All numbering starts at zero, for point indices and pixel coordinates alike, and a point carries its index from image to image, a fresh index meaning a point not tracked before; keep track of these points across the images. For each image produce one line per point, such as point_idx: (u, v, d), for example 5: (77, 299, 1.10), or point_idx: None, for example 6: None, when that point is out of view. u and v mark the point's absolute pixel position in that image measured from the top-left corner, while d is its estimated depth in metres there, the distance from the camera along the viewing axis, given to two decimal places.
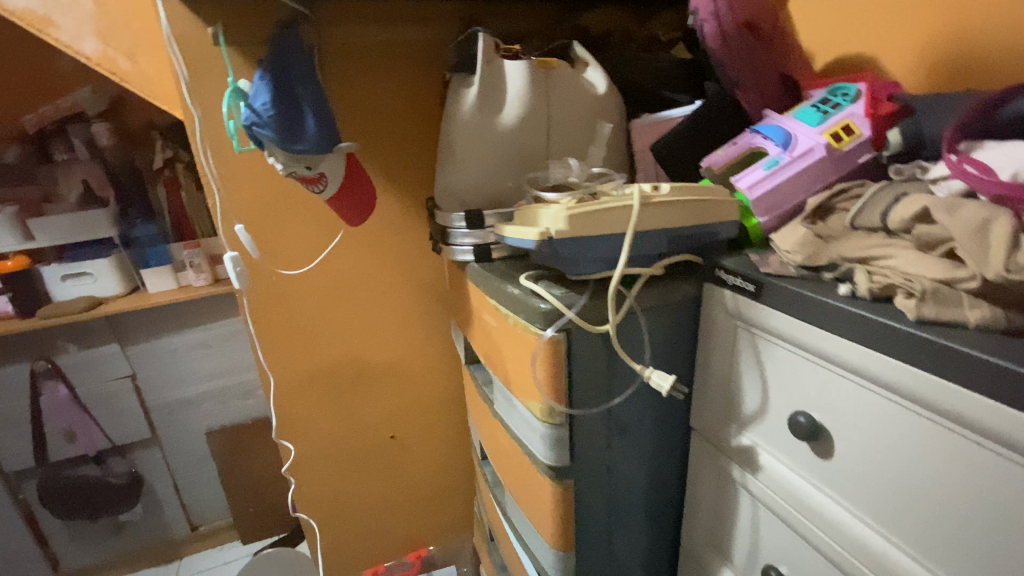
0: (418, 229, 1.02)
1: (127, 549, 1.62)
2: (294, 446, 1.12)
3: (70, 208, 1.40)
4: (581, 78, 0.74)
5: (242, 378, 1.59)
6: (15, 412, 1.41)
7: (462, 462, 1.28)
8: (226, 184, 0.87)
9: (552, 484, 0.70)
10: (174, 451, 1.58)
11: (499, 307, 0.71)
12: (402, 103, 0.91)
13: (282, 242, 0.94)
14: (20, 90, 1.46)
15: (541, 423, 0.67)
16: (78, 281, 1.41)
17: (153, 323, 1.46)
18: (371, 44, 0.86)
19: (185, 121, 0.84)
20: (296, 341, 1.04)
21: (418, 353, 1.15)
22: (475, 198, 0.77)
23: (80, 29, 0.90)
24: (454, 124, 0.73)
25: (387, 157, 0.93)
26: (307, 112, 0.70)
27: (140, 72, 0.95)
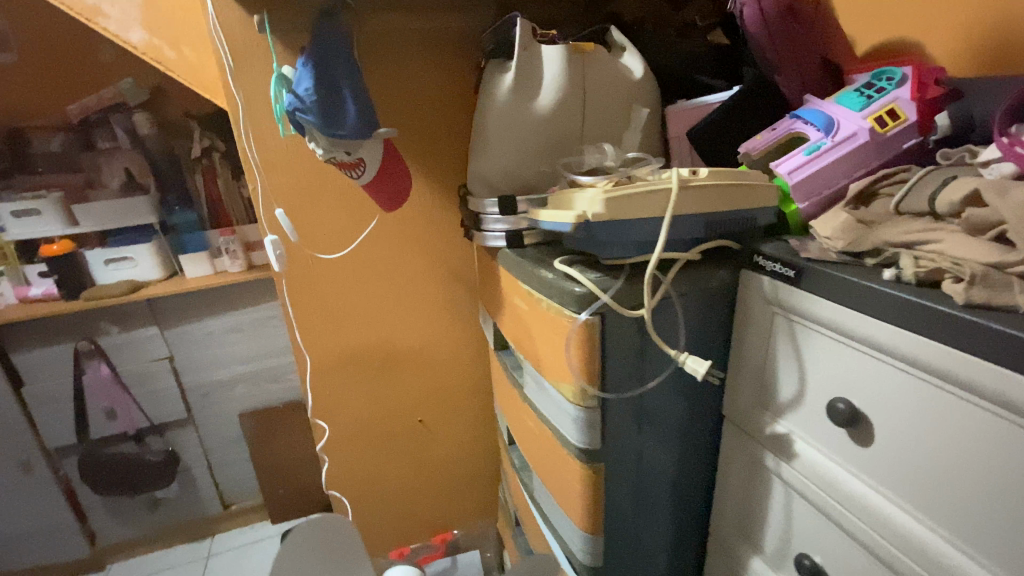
0: (449, 217, 1.03)
1: (163, 524, 1.68)
2: (326, 426, 1.15)
3: (111, 194, 1.49)
4: (617, 63, 0.73)
5: (273, 362, 1.63)
6: (59, 390, 1.47)
7: (487, 449, 1.30)
8: (267, 170, 0.90)
9: (582, 467, 0.71)
10: (207, 432, 1.64)
11: (531, 291, 0.72)
12: (437, 89, 0.92)
13: (318, 228, 0.97)
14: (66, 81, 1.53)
15: (573, 405, 0.67)
16: (120, 265, 1.46)
17: (189, 307, 1.51)
18: (407, 30, 0.87)
19: (228, 108, 0.86)
20: (328, 324, 1.06)
21: (446, 339, 1.17)
22: (508, 184, 0.78)
23: (127, 18, 0.93)
24: (489, 109, 0.74)
25: (420, 144, 0.95)
26: (347, 97, 0.72)
27: (184, 61, 0.97)
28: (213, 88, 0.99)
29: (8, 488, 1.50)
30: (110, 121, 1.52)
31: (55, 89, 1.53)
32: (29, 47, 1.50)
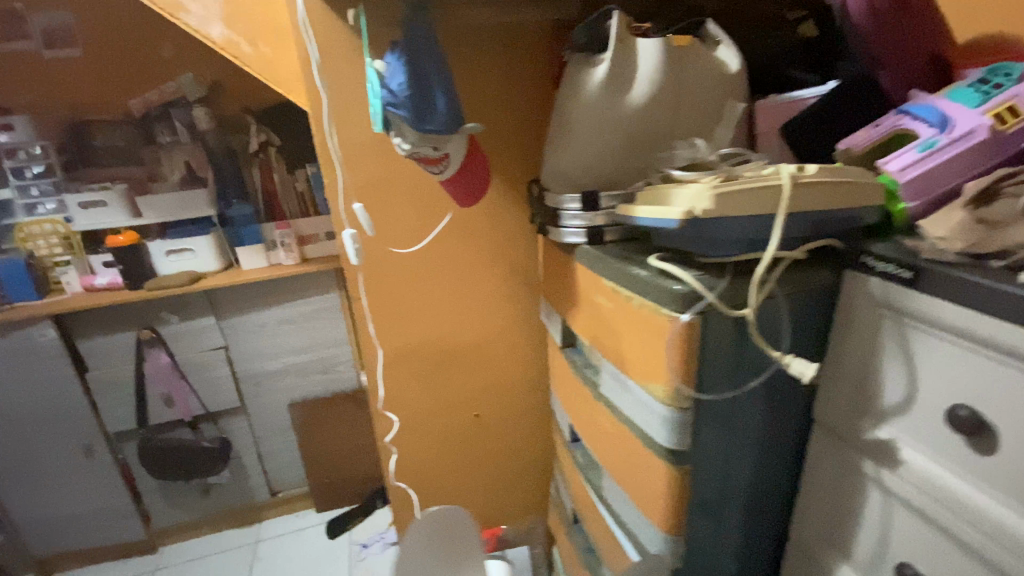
0: (515, 212, 1.03)
1: (214, 509, 1.73)
2: (396, 419, 1.17)
3: (172, 186, 1.53)
4: (712, 55, 0.72)
5: (322, 353, 1.66)
6: (121, 376, 1.51)
7: (539, 446, 1.30)
8: (345, 163, 0.91)
9: (668, 467, 0.70)
10: (258, 421, 1.67)
11: (617, 287, 0.70)
12: (514, 83, 0.90)
13: (389, 222, 0.97)
14: (130, 76, 1.58)
15: (665, 405, 0.66)
16: (180, 256, 1.50)
17: (245, 298, 1.54)
18: (489, 24, 0.85)
19: (309, 102, 0.87)
20: (393, 318, 1.07)
21: (505, 335, 1.16)
22: (589, 179, 0.77)
23: (208, 15, 0.95)
24: (576, 102, 0.72)
25: (494, 138, 0.93)
26: (438, 91, 0.72)
27: (260, 56, 0.99)
28: (288, 84, 1.00)
29: (72, 469, 1.56)
30: (170, 116, 1.55)
31: (118, 84, 1.58)
32: (95, 43, 1.54)
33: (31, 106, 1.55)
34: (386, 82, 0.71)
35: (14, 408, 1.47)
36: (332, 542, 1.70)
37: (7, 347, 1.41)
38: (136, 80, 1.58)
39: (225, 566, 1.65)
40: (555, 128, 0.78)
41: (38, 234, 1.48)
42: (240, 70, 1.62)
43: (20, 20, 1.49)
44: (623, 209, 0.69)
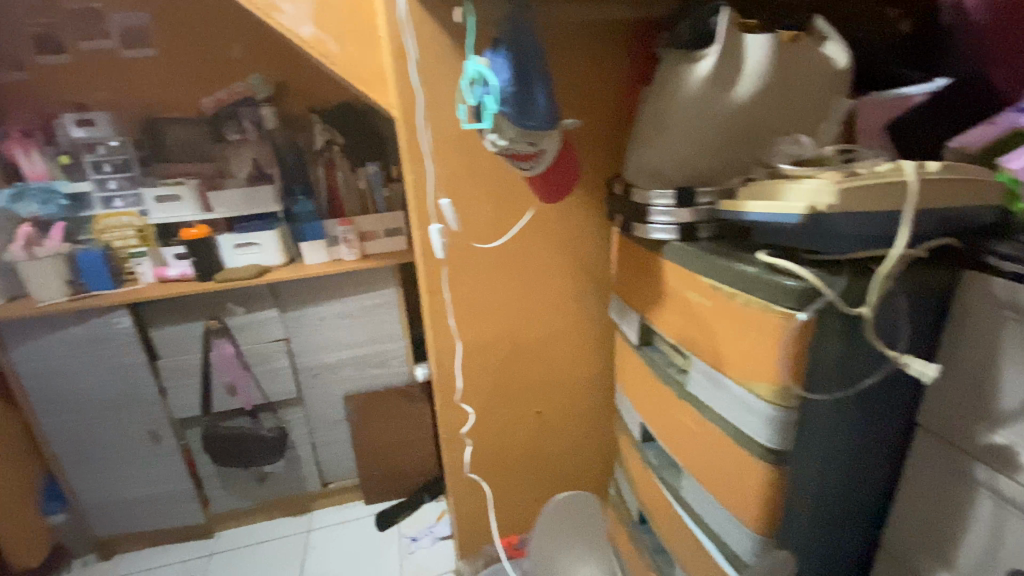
0: (589, 210, 1.03)
1: (268, 497, 1.77)
2: (471, 410, 1.16)
3: (240, 183, 1.60)
4: (823, 53, 0.73)
5: (378, 347, 1.69)
6: (187, 364, 1.56)
7: (600, 445, 1.29)
8: (437, 157, 0.94)
9: (764, 466, 0.70)
10: (314, 411, 1.71)
11: (718, 285, 0.70)
12: (605, 79, 0.91)
13: (472, 217, 0.99)
14: (202, 76, 1.64)
15: (769, 404, 0.66)
16: (247, 250, 1.55)
17: (307, 292, 1.59)
18: (586, 19, 0.86)
19: (402, 98, 0.90)
20: (464, 312, 1.07)
21: (571, 333, 1.15)
22: (681, 175, 0.79)
23: (300, 15, 0.99)
24: (677, 97, 0.73)
25: (580, 133, 0.94)
26: (538, 88, 0.73)
27: (346, 56, 1.02)
28: (370, 83, 1.03)
29: (139, 454, 1.62)
30: (239, 114, 1.61)
31: (191, 83, 1.64)
32: (169, 43, 1.60)
33: (108, 104, 1.62)
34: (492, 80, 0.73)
35: (88, 392, 1.53)
36: (382, 534, 1.74)
37: (84, 334, 1.47)
38: (207, 79, 1.65)
39: (280, 553, 1.70)
40: (650, 123, 0.79)
41: (113, 227, 1.51)
42: (305, 72, 1.69)
43: (100, 21, 1.55)
44: (730, 206, 0.70)
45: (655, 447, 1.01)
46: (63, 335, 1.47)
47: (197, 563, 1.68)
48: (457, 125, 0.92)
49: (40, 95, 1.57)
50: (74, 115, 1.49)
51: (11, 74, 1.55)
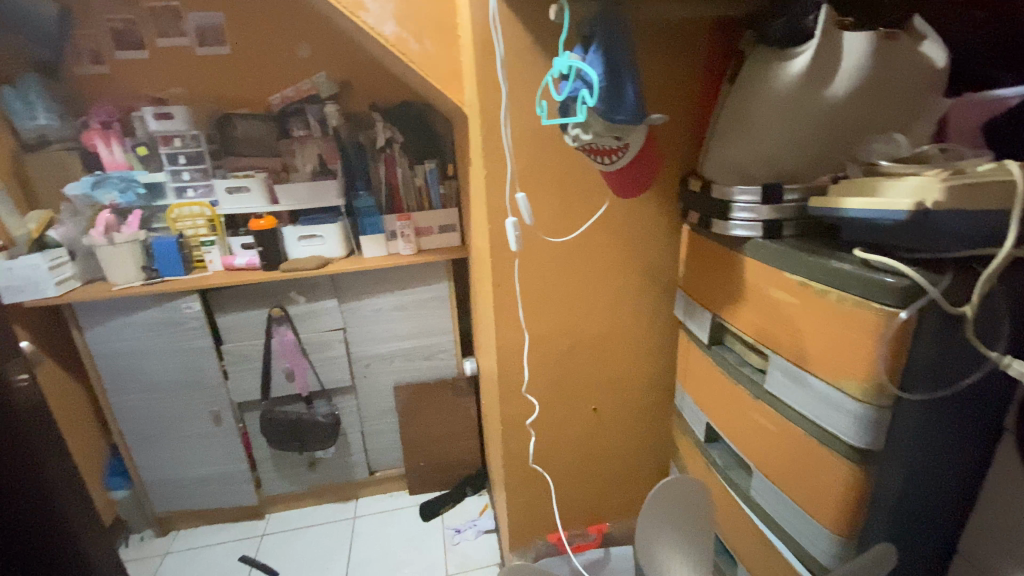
0: (657, 209, 1.05)
1: (317, 482, 1.83)
2: (536, 399, 1.16)
3: (305, 177, 1.66)
4: (920, 51, 0.75)
5: (429, 340, 1.75)
6: (250, 350, 1.63)
7: (653, 444, 1.29)
8: (515, 152, 0.96)
9: (850, 465, 0.69)
10: (365, 400, 1.78)
11: (808, 283, 0.71)
12: (689, 77, 0.94)
13: (543, 212, 1.01)
14: (271, 74, 1.71)
15: (859, 402, 0.66)
16: (311, 242, 1.63)
17: (366, 284, 1.65)
18: (674, 20, 0.90)
19: (483, 94, 0.92)
20: (529, 305, 1.08)
21: (632, 330, 1.15)
22: (766, 171, 0.83)
23: (383, 13, 1.02)
24: (765, 95, 0.78)
25: (661, 129, 0.97)
26: (628, 81, 0.73)
27: (425, 54, 1.05)
28: (445, 80, 1.08)
29: (200, 434, 1.69)
30: (305, 111, 1.67)
31: (260, 81, 1.71)
32: (242, 42, 1.67)
33: (183, 99, 1.70)
34: (583, 76, 0.73)
35: (156, 373, 1.61)
36: (426, 524, 1.78)
37: (156, 317, 1.55)
38: (275, 77, 1.72)
39: (329, 537, 1.75)
40: (734, 122, 0.84)
41: (186, 216, 1.60)
42: (367, 71, 1.75)
43: (179, 19, 1.63)
44: (826, 203, 0.71)
45: (720, 448, 1.00)
46: (137, 317, 1.55)
47: (250, 543, 1.75)
48: (534, 122, 0.95)
49: (123, 91, 1.67)
50: (154, 110, 1.55)
51: (97, 69, 1.64)
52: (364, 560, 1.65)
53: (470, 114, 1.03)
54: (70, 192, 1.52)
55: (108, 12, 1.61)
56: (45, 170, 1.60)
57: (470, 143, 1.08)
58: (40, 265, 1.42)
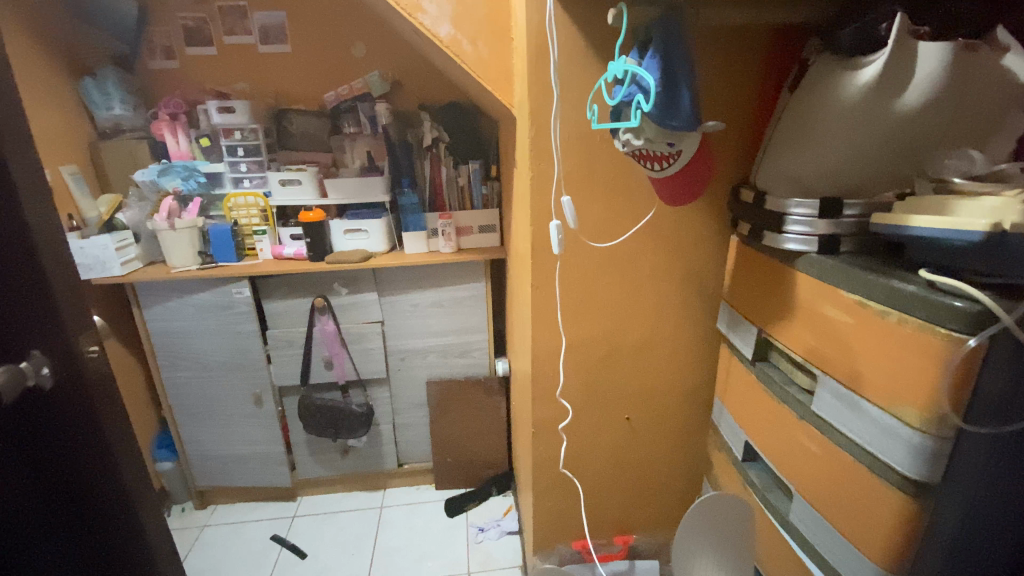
0: (704, 217, 1.02)
1: (348, 469, 1.88)
2: (568, 404, 1.16)
3: (353, 172, 1.72)
4: (1002, 63, 0.70)
5: (464, 338, 1.78)
6: (292, 337, 1.69)
7: (686, 459, 1.26)
8: (563, 156, 0.96)
9: (906, 497, 0.65)
10: (398, 392, 1.82)
11: (866, 302, 0.68)
12: (747, 86, 0.92)
13: (587, 217, 1.01)
14: (327, 73, 1.77)
15: (917, 431, 0.62)
16: (356, 236, 1.68)
17: (406, 279, 1.68)
18: (736, 28, 0.88)
19: (535, 97, 0.93)
20: (568, 309, 1.08)
21: (671, 340, 1.13)
22: (824, 184, 0.81)
23: (440, 15, 1.04)
24: (830, 106, 0.76)
25: (716, 137, 0.95)
26: (685, 88, 0.71)
27: (478, 56, 1.07)
28: (497, 83, 1.09)
29: (242, 414, 1.76)
30: (357, 109, 1.73)
31: (317, 79, 1.78)
32: (302, 40, 1.74)
33: (244, 93, 1.78)
34: (638, 80, 0.72)
35: (205, 354, 1.69)
36: (451, 520, 1.79)
37: (208, 300, 1.62)
38: (331, 75, 1.78)
39: (356, 524, 1.79)
40: (795, 132, 0.82)
41: (241, 206, 1.67)
42: (418, 72, 1.79)
43: (245, 18, 1.71)
44: (891, 219, 0.69)
45: (758, 467, 0.97)
46: (190, 299, 1.62)
47: (282, 523, 1.81)
48: (583, 125, 0.95)
49: (190, 85, 1.76)
50: (217, 103, 1.63)
51: (168, 64, 1.74)
52: (389, 550, 1.68)
53: (519, 116, 1.03)
54: (139, 177, 1.62)
55: (181, 10, 1.70)
56: (116, 158, 1.71)
57: (517, 144, 1.08)
58: (109, 245, 1.52)
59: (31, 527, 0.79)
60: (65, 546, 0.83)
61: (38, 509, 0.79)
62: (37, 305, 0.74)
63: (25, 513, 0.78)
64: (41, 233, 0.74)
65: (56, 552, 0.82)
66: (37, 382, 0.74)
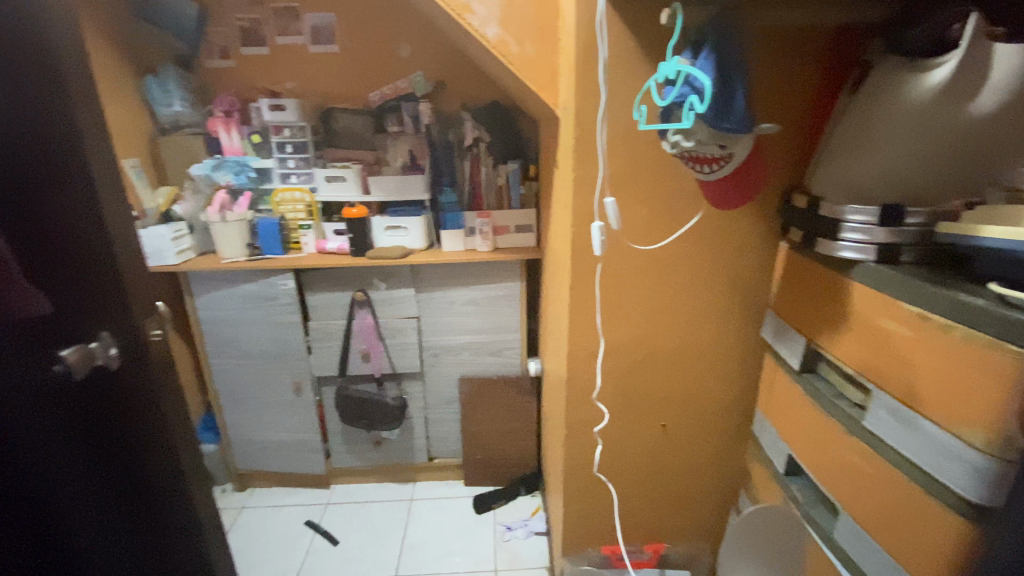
0: (751, 222, 0.99)
1: (380, 461, 1.91)
2: (604, 408, 1.14)
3: (395, 171, 1.74)
4: None
5: (498, 336, 1.79)
6: (332, 329, 1.74)
7: (722, 469, 1.22)
8: (608, 158, 0.95)
9: (959, 521, 0.61)
10: (431, 388, 1.85)
11: (928, 315, 0.65)
12: (805, 88, 0.89)
13: (630, 220, 1.00)
14: (373, 72, 1.81)
15: (979, 453, 0.59)
16: (395, 232, 1.71)
17: (443, 277, 1.71)
18: (795, 29, 0.86)
19: (582, 98, 0.92)
20: (606, 312, 1.07)
21: (712, 348, 1.10)
22: (881, 190, 0.78)
23: (489, 15, 1.05)
24: (891, 109, 0.74)
25: (770, 141, 0.92)
26: (739, 89, 0.70)
27: (524, 56, 1.07)
28: (542, 82, 1.09)
29: (282, 402, 1.82)
30: (401, 108, 1.78)
31: (363, 78, 1.82)
32: (350, 41, 1.78)
33: (293, 92, 1.83)
34: (691, 81, 0.70)
35: (249, 342, 1.75)
36: (478, 517, 1.80)
37: (254, 290, 1.69)
38: (377, 75, 1.82)
39: (386, 515, 1.82)
40: (854, 135, 0.79)
41: (287, 201, 1.72)
42: (461, 72, 1.81)
43: (297, 19, 1.77)
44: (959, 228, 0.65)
45: (801, 482, 0.94)
46: (238, 289, 1.69)
47: (316, 509, 1.86)
48: (629, 125, 0.94)
49: (244, 84, 1.83)
50: (269, 101, 1.69)
51: (224, 63, 1.81)
52: (417, 543, 1.70)
53: (565, 117, 1.03)
54: (194, 172, 1.71)
55: (237, 11, 1.77)
56: (174, 152, 1.79)
57: (561, 145, 1.08)
58: (165, 235, 1.61)
59: (95, 508, 0.84)
60: (126, 527, 0.88)
61: (103, 493, 0.84)
62: (107, 290, 0.79)
63: (92, 494, 0.83)
64: (112, 221, 0.80)
65: (118, 533, 0.87)
66: (105, 362, 0.78)
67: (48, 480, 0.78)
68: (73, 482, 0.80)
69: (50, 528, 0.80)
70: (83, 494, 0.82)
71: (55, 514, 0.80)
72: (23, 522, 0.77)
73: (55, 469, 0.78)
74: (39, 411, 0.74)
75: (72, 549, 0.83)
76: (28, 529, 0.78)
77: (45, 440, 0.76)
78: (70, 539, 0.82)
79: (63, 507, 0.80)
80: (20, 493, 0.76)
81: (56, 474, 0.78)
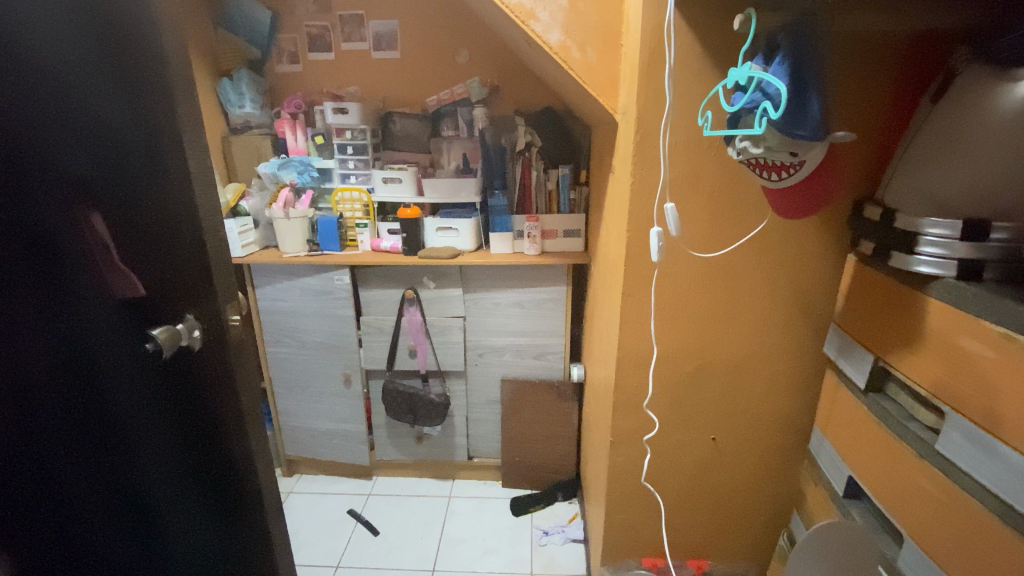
0: (814, 234, 0.97)
1: (421, 455, 1.96)
2: (652, 416, 1.13)
3: (450, 173, 1.81)
4: None
5: (542, 340, 1.79)
6: (383, 324, 1.79)
7: (772, 487, 1.18)
8: (670, 165, 0.95)
9: None
10: (474, 387, 1.88)
11: (1016, 335, 0.61)
12: (879, 97, 0.88)
13: (688, 229, 0.99)
14: (432, 77, 1.87)
15: None
16: (446, 234, 1.76)
17: (491, 278, 1.73)
18: (873, 36, 0.84)
19: (644, 105, 0.92)
20: (659, 320, 1.06)
21: (769, 361, 1.07)
22: (969, 206, 0.73)
23: (552, 22, 1.05)
24: (979, 120, 0.70)
25: (842, 150, 0.90)
26: (814, 95, 0.68)
27: (585, 62, 1.07)
28: (603, 90, 1.09)
29: (331, 393, 1.90)
30: (456, 113, 1.85)
31: (422, 83, 1.88)
32: (412, 47, 1.85)
33: (356, 96, 1.91)
34: (763, 86, 0.68)
35: (304, 334, 1.83)
36: (516, 519, 1.81)
37: (312, 284, 1.76)
38: (435, 79, 1.87)
39: (426, 509, 1.86)
40: (937, 147, 0.75)
41: (347, 200, 1.80)
42: (517, 78, 1.84)
43: (362, 26, 1.84)
44: None
45: (861, 507, 0.89)
46: (297, 283, 1.76)
47: (359, 499, 1.92)
48: (693, 131, 0.93)
49: (310, 88, 1.92)
50: (333, 104, 1.76)
51: (292, 68, 1.90)
52: (455, 539, 1.73)
53: (625, 122, 1.03)
54: (262, 170, 1.81)
55: (306, 19, 1.85)
56: (243, 152, 1.90)
57: (619, 150, 1.08)
58: (234, 229, 1.71)
59: (172, 481, 0.92)
60: (195, 485, 0.94)
61: (173, 450, 0.91)
62: (195, 273, 0.83)
63: (167, 453, 0.91)
64: None
65: (187, 489, 0.93)
66: (189, 343, 0.82)
67: (131, 447, 0.88)
68: (149, 436, 0.88)
69: (137, 492, 0.90)
70: (157, 448, 0.90)
71: (136, 477, 0.90)
72: (109, 480, 0.88)
73: (137, 432, 0.87)
74: (128, 386, 0.85)
75: (151, 512, 0.93)
76: (114, 484, 0.88)
77: (133, 413, 0.86)
78: (148, 501, 0.92)
79: (141, 460, 0.89)
80: (105, 457, 0.86)
81: (138, 439, 0.88)
